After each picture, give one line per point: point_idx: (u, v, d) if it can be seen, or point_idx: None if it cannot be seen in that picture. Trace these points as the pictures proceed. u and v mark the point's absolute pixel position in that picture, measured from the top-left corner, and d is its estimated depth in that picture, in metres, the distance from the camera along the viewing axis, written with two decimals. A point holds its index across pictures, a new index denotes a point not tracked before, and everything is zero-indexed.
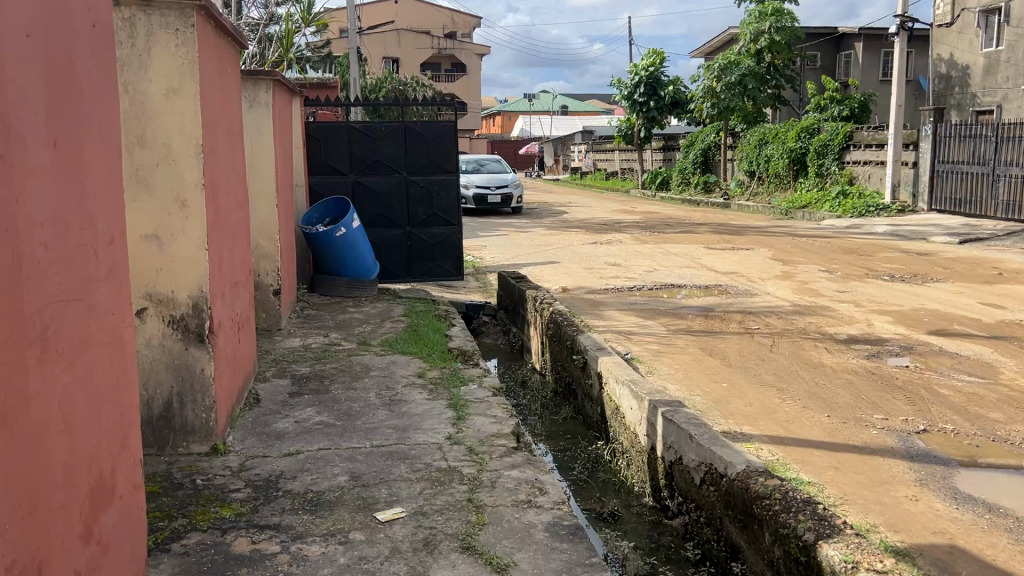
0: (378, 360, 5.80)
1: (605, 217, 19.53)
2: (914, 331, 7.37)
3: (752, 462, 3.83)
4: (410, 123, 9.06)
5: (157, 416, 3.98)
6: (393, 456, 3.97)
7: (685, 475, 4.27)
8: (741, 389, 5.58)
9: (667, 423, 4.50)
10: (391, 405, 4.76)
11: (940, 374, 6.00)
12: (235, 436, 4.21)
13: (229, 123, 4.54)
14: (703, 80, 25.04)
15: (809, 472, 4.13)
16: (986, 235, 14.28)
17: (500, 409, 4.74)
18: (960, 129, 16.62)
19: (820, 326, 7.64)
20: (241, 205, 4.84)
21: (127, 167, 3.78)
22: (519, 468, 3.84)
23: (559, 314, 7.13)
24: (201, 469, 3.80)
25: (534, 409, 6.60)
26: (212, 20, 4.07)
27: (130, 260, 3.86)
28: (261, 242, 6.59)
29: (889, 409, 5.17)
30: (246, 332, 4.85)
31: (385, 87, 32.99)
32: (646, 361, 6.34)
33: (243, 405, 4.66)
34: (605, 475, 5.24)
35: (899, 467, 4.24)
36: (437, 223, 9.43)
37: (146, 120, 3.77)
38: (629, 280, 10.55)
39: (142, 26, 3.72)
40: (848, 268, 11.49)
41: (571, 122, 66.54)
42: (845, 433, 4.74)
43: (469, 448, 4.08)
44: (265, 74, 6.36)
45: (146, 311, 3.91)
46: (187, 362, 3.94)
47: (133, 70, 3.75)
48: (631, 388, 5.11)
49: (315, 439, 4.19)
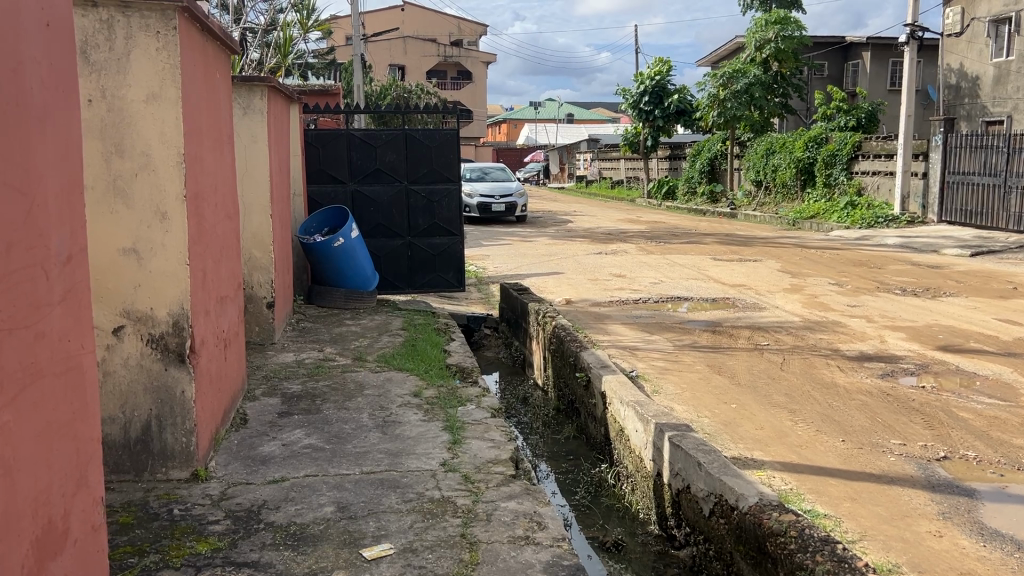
0: (373, 377, 5.59)
1: (610, 226, 19.34)
2: (928, 348, 7.13)
3: (765, 494, 3.58)
4: (411, 130, 8.79)
5: (134, 441, 3.76)
6: (384, 485, 3.74)
7: (694, 505, 4.04)
8: (751, 411, 5.34)
9: (674, 449, 4.27)
10: (384, 427, 4.54)
11: (958, 396, 5.75)
12: (218, 461, 3.99)
13: (216, 132, 4.34)
14: (709, 88, 24.64)
15: (824, 504, 3.90)
16: (999, 248, 14.02)
17: (498, 432, 4.51)
18: (971, 139, 16.42)
19: (831, 343, 7.39)
20: (230, 216, 4.63)
21: (104, 177, 3.57)
22: (517, 499, 3.61)
23: (561, 328, 6.91)
24: (179, 498, 3.58)
25: (535, 428, 6.38)
26: (198, 23, 3.86)
27: (106, 275, 3.63)
28: (255, 253, 6.40)
29: (907, 434, 4.92)
30: (233, 349, 4.64)
31: (389, 95, 33.12)
32: (651, 379, 6.10)
33: (229, 426, 4.44)
34: (609, 500, 5.01)
35: (919, 498, 4.00)
36: (438, 234, 9.20)
37: (125, 128, 3.57)
38: (634, 292, 10.32)
39: (121, 27, 3.52)
40: (858, 280, 11.26)
41: (576, 131, 66.48)
42: (861, 460, 4.50)
43: (465, 475, 3.85)
44: (259, 80, 6.16)
45: (124, 329, 3.70)
46: (167, 383, 3.73)
47: (110, 74, 3.54)
48: (635, 410, 4.89)
49: (302, 465, 3.97)
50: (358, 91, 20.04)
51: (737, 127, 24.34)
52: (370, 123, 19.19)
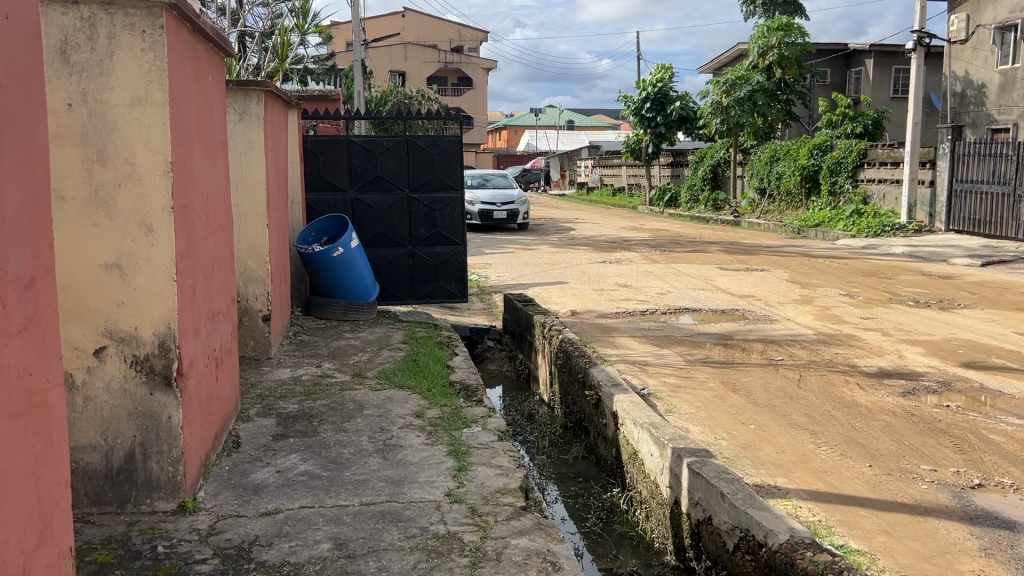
0: (373, 396, 5.31)
1: (612, 234, 19.11)
2: (949, 364, 6.87)
3: (797, 530, 3.32)
4: (413, 136, 8.53)
5: (117, 470, 3.50)
6: (385, 519, 3.47)
7: (717, 539, 3.78)
8: (771, 433, 5.08)
9: (694, 476, 4.01)
10: (385, 452, 4.27)
11: (985, 416, 5.49)
12: (208, 490, 3.73)
13: (209, 138, 4.08)
14: (712, 95, 24.48)
15: (857, 539, 3.65)
16: (1010, 258, 13.78)
17: (506, 457, 4.25)
18: (979, 147, 16.23)
19: (848, 357, 7.14)
20: (222, 227, 4.37)
21: (85, 188, 3.31)
22: (528, 535, 3.35)
23: (569, 342, 6.65)
24: (165, 533, 3.32)
25: (542, 447, 6.12)
26: (189, 22, 3.63)
27: (86, 293, 3.36)
28: (249, 263, 6.12)
29: (937, 459, 4.67)
30: (226, 368, 4.40)
31: (390, 100, 32.90)
32: (664, 398, 5.83)
33: (220, 450, 4.18)
34: (622, 528, 4.75)
35: (958, 532, 3.73)
36: (440, 243, 8.92)
37: (107, 134, 3.31)
38: (640, 303, 10.07)
39: (104, 27, 3.27)
40: (869, 291, 10.99)
41: (577, 138, 66.36)
42: (891, 489, 4.24)
43: (472, 508, 3.59)
44: (257, 85, 5.89)
45: (106, 350, 3.43)
46: (153, 409, 3.47)
47: (92, 77, 3.28)
48: (650, 433, 4.62)
49: (297, 495, 3.71)
50: (359, 83, 19.31)
51: (742, 134, 24.13)
52: (370, 130, 18.94)
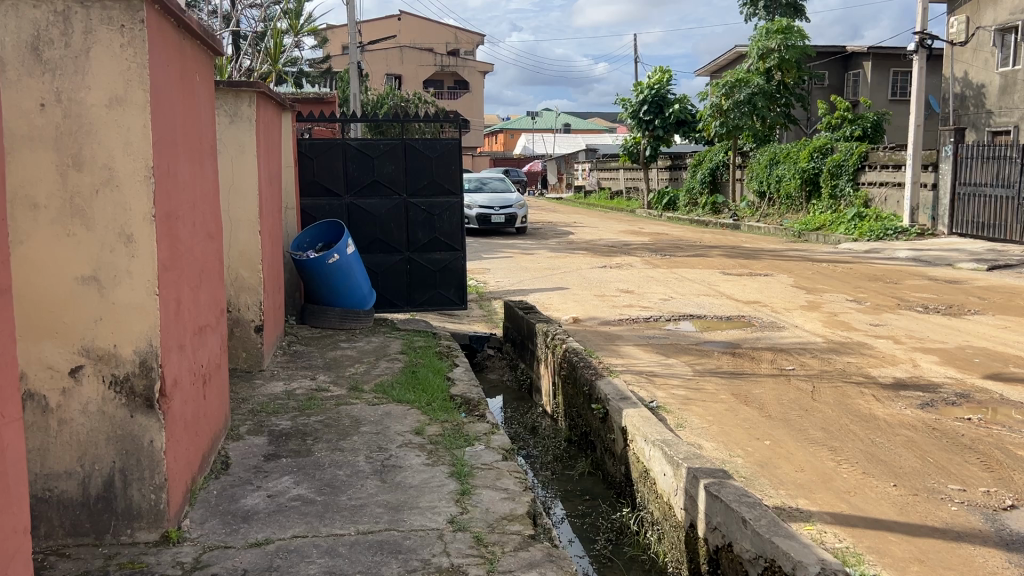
0: (370, 411, 5.06)
1: (612, 238, 18.84)
2: (968, 375, 6.62)
3: (827, 562, 3.07)
4: (410, 139, 8.30)
5: (96, 497, 3.25)
6: (384, 550, 3.23)
7: (736, 567, 3.55)
8: (788, 449, 4.85)
9: (712, 500, 3.75)
10: (383, 474, 4.03)
11: (1008, 430, 5.25)
12: (193, 518, 3.48)
13: (195, 140, 3.83)
14: (710, 98, 24.23)
15: (888, 568, 3.42)
16: (1016, 262, 13.53)
17: (512, 479, 4.01)
18: (983, 150, 15.99)
19: (861, 367, 6.91)
20: (210, 235, 4.13)
21: (60, 195, 3.07)
22: (538, 569, 3.11)
23: (572, 352, 6.41)
24: (145, 567, 3.07)
25: (546, 462, 5.89)
26: (172, 18, 3.39)
27: (62, 308, 3.12)
28: (241, 271, 5.88)
29: (965, 477, 4.43)
30: (214, 385, 4.15)
31: (388, 103, 32.68)
32: (674, 411, 5.60)
33: (207, 473, 3.93)
34: (633, 551, 4.51)
35: (996, 560, 3.50)
36: (438, 249, 8.68)
37: (83, 138, 3.07)
38: (644, 310, 9.81)
39: (79, 21, 3.02)
40: (876, 297, 10.73)
41: (575, 142, 66.15)
42: (919, 511, 4.00)
43: (476, 537, 3.35)
44: (248, 86, 5.66)
45: (82, 369, 3.18)
46: (133, 433, 3.22)
47: (67, 75, 3.04)
48: (662, 451, 4.37)
49: (289, 523, 3.46)
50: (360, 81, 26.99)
51: (741, 137, 23.89)
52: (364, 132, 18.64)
